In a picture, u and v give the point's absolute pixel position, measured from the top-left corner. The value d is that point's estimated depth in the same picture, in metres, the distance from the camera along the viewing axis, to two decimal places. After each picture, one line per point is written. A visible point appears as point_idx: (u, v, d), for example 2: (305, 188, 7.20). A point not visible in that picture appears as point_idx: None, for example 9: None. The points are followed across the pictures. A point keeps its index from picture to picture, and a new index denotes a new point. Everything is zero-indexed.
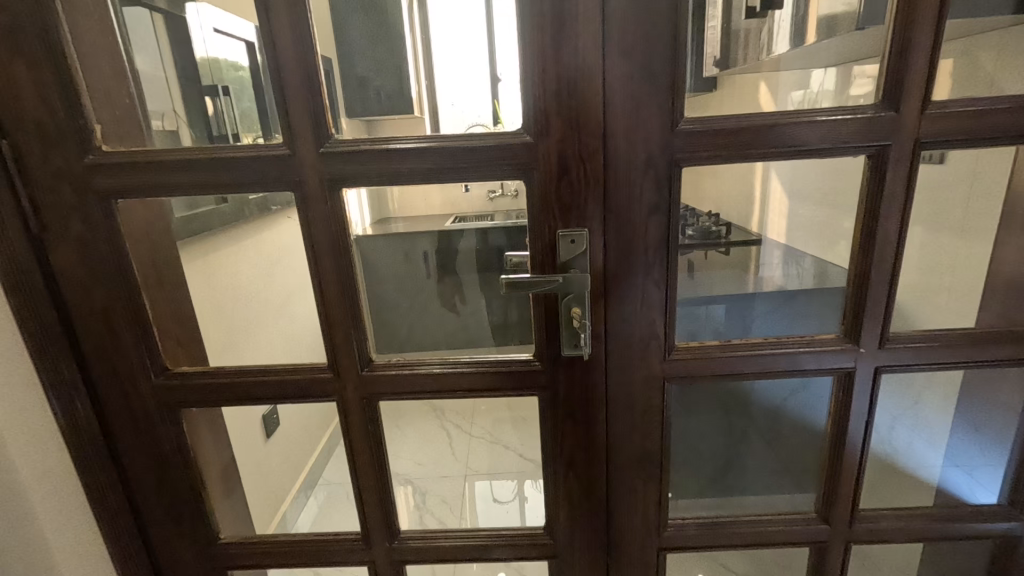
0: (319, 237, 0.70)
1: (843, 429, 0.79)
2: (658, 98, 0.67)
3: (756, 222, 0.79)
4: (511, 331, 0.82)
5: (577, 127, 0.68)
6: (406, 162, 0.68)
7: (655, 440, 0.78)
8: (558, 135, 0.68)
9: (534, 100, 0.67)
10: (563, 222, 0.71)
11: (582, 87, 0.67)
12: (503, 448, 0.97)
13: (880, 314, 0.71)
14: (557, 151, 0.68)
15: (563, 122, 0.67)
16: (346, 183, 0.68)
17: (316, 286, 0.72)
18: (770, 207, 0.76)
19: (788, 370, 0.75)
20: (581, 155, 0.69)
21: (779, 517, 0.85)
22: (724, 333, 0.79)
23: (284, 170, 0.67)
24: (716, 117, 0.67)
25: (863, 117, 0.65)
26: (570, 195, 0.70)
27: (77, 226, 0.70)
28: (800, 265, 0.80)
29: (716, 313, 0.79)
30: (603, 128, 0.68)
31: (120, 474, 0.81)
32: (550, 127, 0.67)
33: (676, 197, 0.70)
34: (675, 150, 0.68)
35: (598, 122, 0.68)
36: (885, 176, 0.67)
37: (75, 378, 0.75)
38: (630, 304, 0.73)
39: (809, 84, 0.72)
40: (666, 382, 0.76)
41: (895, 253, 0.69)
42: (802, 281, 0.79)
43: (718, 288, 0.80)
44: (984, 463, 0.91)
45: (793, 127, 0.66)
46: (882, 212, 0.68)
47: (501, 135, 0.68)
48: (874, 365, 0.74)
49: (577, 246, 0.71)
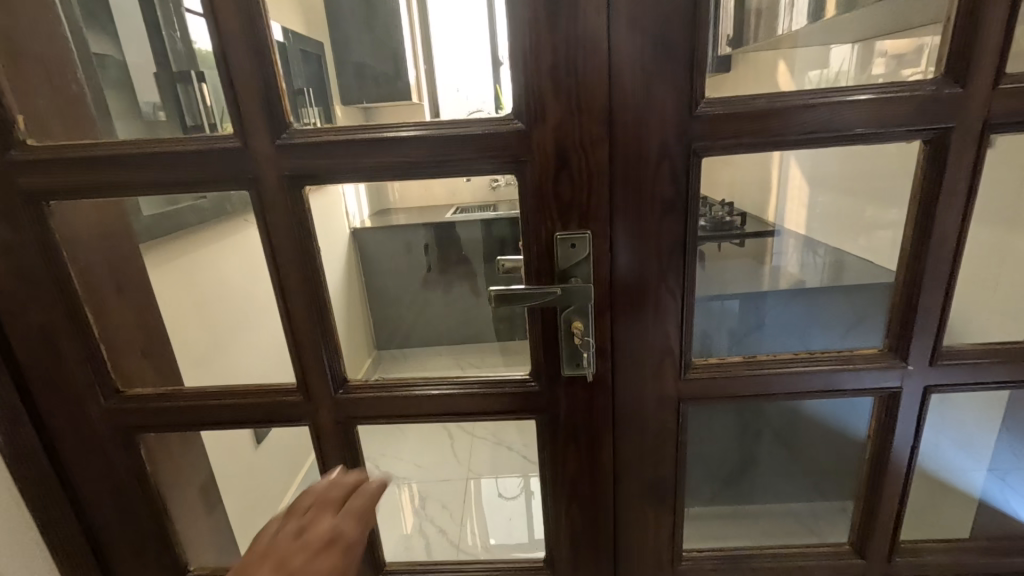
0: (285, 245, 0.61)
1: (884, 457, 0.70)
2: (674, 75, 0.57)
3: (773, 210, 0.68)
4: (516, 328, 0.68)
5: (578, 111, 0.58)
6: (379, 156, 0.59)
7: (669, 469, 0.69)
8: (557, 121, 0.58)
9: (528, 79, 0.57)
10: (562, 224, 0.61)
11: (584, 62, 0.57)
12: (507, 450, 0.82)
13: (931, 326, 0.62)
14: (554, 139, 0.59)
15: (560, 105, 0.58)
16: (312, 181, 0.59)
17: (280, 297, 0.64)
18: (788, 194, 0.65)
19: (823, 392, 0.66)
20: (582, 144, 0.59)
21: (804, 549, 0.77)
22: (737, 331, 0.71)
23: (240, 168, 0.58)
24: (743, 98, 0.57)
25: (921, 94, 0.55)
26: (570, 192, 0.60)
27: (5, 232, 0.63)
28: (812, 255, 0.72)
29: (730, 309, 0.70)
30: (609, 112, 0.58)
31: (72, 499, 0.75)
32: (545, 111, 0.58)
33: (694, 193, 0.61)
34: (693, 136, 0.58)
35: (602, 105, 0.58)
36: (944, 165, 0.57)
37: (14, 401, 0.68)
38: (641, 315, 0.64)
39: (831, 63, 0.61)
40: (681, 404, 0.67)
41: (952, 256, 0.59)
42: (819, 275, 0.72)
43: (731, 283, 0.69)
44: (1018, 467, 0.85)
45: (834, 109, 0.56)
46: (938, 208, 0.58)
47: (489, 122, 0.58)
48: (924, 384, 0.65)
49: (578, 251, 0.62)
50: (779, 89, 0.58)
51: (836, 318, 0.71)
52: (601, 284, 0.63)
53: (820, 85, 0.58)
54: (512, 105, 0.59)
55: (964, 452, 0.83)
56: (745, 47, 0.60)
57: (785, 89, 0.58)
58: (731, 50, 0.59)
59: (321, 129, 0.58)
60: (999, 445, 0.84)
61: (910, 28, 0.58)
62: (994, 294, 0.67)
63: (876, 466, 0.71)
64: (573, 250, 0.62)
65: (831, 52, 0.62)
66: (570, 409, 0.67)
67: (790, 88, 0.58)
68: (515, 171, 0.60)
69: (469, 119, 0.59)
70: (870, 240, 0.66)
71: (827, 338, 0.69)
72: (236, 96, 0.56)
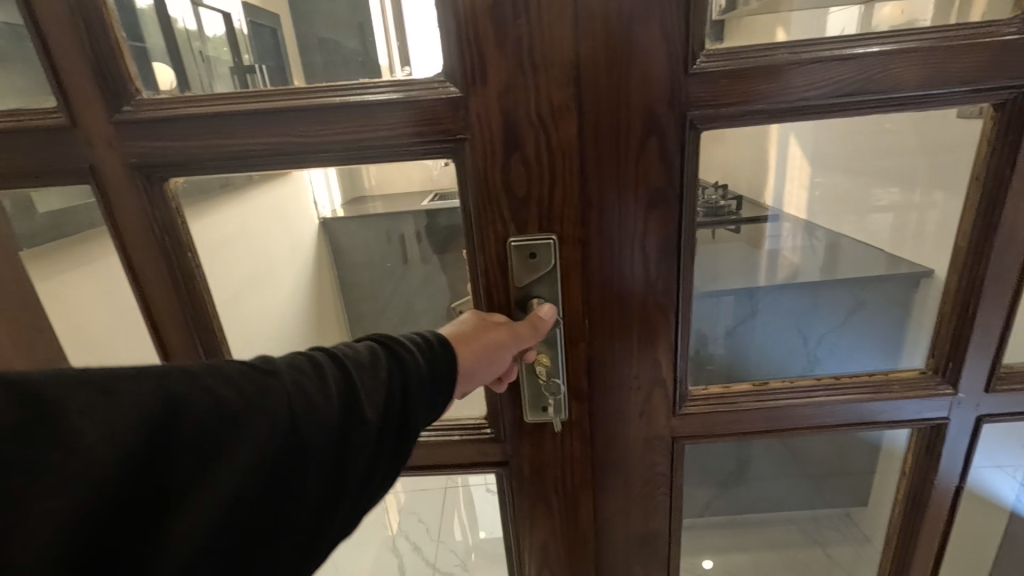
0: (156, 289, 0.58)
1: (921, 497, 0.62)
2: (666, 18, 0.45)
3: (771, 191, 0.54)
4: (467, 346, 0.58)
5: (537, 80, 0.47)
6: (319, 136, 0.50)
7: (662, 518, 0.62)
8: (508, 90, 0.47)
9: (475, 34, 0.46)
10: (517, 224, 0.51)
11: (543, 13, 0.45)
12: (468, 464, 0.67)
13: (989, 346, 0.53)
14: (500, 108, 0.48)
15: (502, 73, 0.47)
16: (255, 163, 0.52)
17: (145, 312, 0.59)
18: (789, 176, 0.53)
19: (855, 425, 0.58)
20: (541, 124, 0.48)
21: None
22: (736, 329, 0.59)
23: (171, 138, 0.51)
24: (754, 49, 0.45)
25: (995, 42, 0.44)
26: (525, 183, 0.50)
27: None
28: (810, 240, 0.57)
29: (725, 309, 0.59)
30: (575, 79, 0.47)
31: None
32: (486, 71, 0.47)
33: (691, 177, 0.50)
34: (687, 102, 0.47)
35: (566, 71, 0.47)
36: (1022, 136, 0.46)
37: None
38: (627, 326, 0.54)
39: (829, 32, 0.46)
40: (676, 442, 0.58)
41: (1022, 253, 0.50)
42: (813, 265, 0.58)
43: (726, 273, 0.57)
44: None
45: (876, 64, 0.45)
46: (1006, 198, 0.48)
47: (414, 87, 0.48)
48: (976, 413, 0.57)
49: (538, 263, 0.52)
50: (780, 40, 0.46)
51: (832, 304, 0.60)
52: (571, 298, 0.54)
53: (831, 33, 0.46)
54: (441, 66, 0.47)
55: (1001, 471, 0.77)
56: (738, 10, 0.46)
57: (783, 37, 0.46)
58: (722, 17, 0.46)
59: (262, 91, 0.49)
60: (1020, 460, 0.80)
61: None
62: None
63: (914, 509, 0.63)
64: (518, 268, 0.52)
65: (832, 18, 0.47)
66: (535, 464, 0.59)
67: (784, 37, 0.46)
68: (459, 154, 0.49)
69: (382, 82, 0.48)
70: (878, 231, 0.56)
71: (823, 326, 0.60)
72: (60, 84, 0.49)
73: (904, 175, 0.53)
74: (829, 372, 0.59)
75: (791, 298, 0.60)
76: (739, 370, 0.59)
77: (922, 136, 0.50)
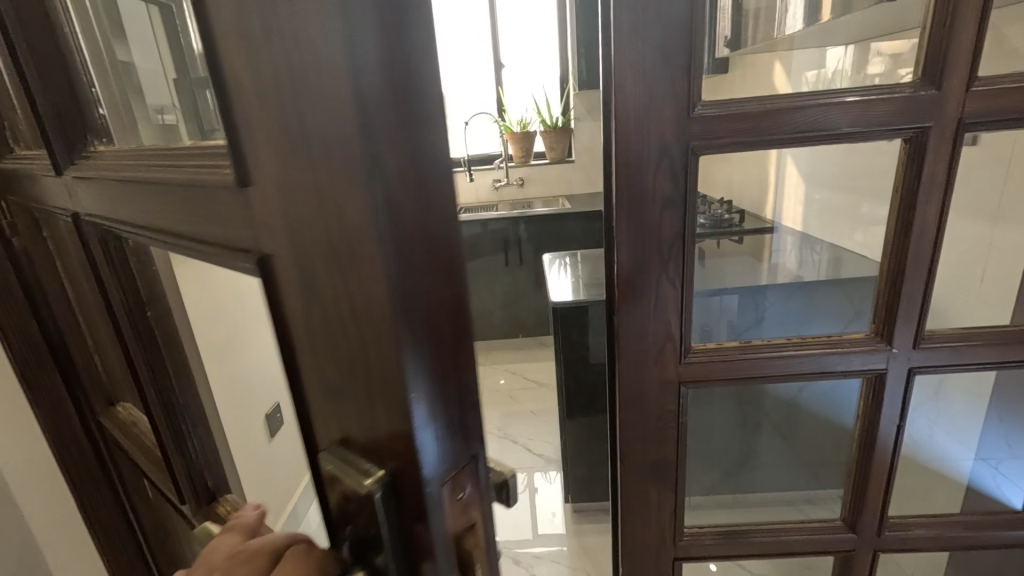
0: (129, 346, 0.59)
1: (872, 434, 0.78)
2: (674, 80, 0.64)
3: (769, 208, 0.80)
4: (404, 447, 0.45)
5: (323, 212, 0.26)
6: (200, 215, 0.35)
7: (670, 446, 0.82)
8: (292, 208, 0.27)
9: (238, 133, 0.27)
10: (337, 418, 0.31)
11: (311, 85, 0.23)
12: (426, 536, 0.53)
13: (914, 315, 0.71)
14: (277, 209, 0.28)
15: (285, 204, 0.27)
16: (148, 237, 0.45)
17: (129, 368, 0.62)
18: (785, 190, 0.76)
19: (815, 373, 0.75)
20: (339, 276, 0.27)
21: (776, 527, 0.87)
22: (738, 323, 0.82)
23: (112, 205, 0.48)
24: (734, 100, 0.65)
25: (900, 96, 0.62)
26: (346, 372, 0.29)
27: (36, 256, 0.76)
28: (811, 251, 0.85)
29: (729, 303, 0.83)
30: (374, 206, 0.24)
31: (105, 471, 0.93)
32: (251, 150, 0.27)
33: (692, 188, 0.69)
34: (690, 136, 0.66)
35: (355, 199, 0.24)
36: (924, 159, 0.64)
37: (62, 393, 0.87)
38: (645, 306, 0.74)
39: (826, 64, 0.70)
40: (680, 386, 0.78)
41: (934, 243, 0.68)
42: (817, 270, 0.84)
43: (729, 277, 0.83)
44: (1009, 456, 0.91)
45: (821, 110, 0.64)
46: (919, 201, 0.66)
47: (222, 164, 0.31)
48: (908, 366, 0.74)
49: (361, 512, 0.31)
50: (774, 92, 0.67)
51: (827, 309, 0.82)
52: (412, 545, 0.30)
53: (813, 86, 0.68)
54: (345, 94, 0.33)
55: (955, 439, 0.89)
56: (743, 49, 0.71)
57: (779, 90, 0.67)
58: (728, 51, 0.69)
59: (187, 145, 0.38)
60: (989, 432, 0.91)
61: (903, 30, 0.65)
62: (965, 279, 0.76)
63: (866, 448, 0.80)
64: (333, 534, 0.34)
65: (826, 53, 0.71)
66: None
67: (784, 89, 0.67)
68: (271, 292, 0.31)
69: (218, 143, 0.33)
70: (864, 235, 0.75)
71: (824, 327, 0.80)
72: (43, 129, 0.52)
73: (840, 182, 0.74)
74: (800, 332, 0.81)
75: (792, 297, 0.85)
76: (748, 331, 0.80)
77: (848, 162, 0.71)
